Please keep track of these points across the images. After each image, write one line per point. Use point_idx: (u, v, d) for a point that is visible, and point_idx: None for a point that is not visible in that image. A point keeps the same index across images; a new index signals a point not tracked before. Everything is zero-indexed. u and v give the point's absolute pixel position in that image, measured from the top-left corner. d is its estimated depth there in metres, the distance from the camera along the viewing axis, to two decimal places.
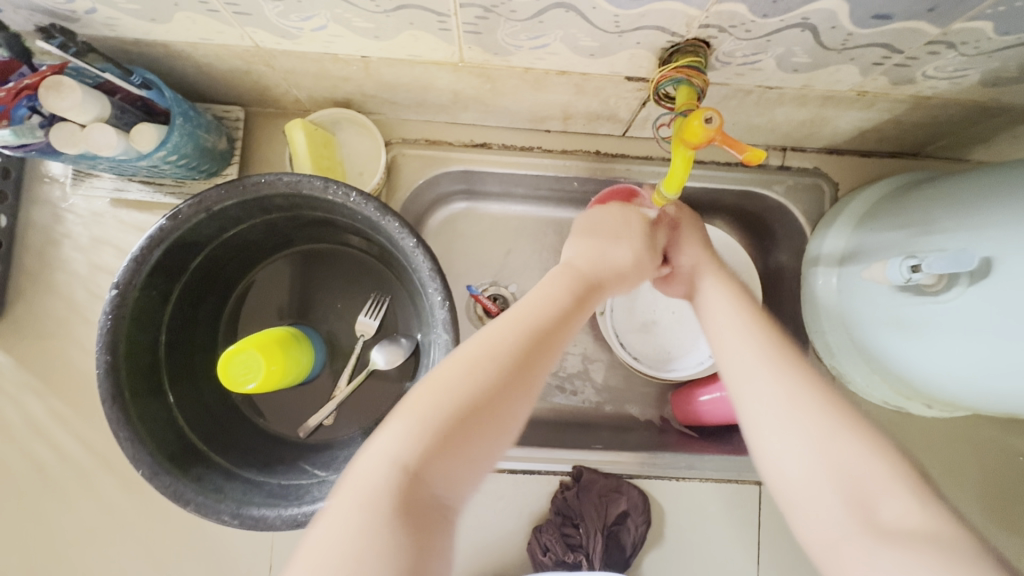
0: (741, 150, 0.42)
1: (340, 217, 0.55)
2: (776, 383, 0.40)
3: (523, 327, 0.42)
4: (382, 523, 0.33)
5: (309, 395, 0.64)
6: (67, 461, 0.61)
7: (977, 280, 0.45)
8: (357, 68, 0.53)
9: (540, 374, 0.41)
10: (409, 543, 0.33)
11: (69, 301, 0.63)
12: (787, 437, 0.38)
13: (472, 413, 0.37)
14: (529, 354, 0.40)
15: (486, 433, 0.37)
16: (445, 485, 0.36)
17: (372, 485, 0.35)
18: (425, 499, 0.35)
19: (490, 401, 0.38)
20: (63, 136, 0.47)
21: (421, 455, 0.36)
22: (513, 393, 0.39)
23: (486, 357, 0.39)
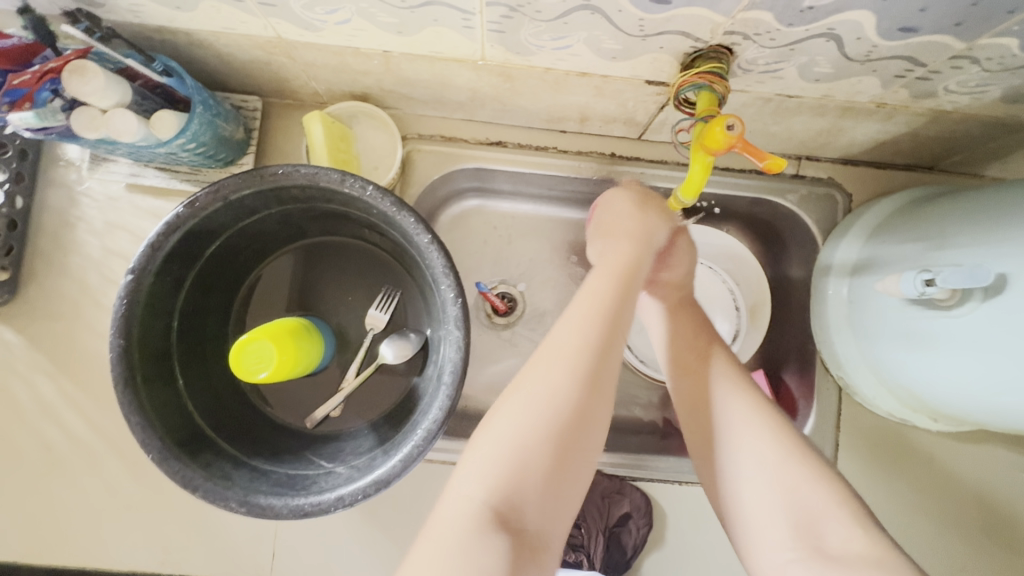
0: (762, 158, 0.42)
1: (355, 211, 0.56)
2: (735, 413, 0.46)
3: (592, 332, 0.43)
4: (471, 548, 0.35)
5: (316, 387, 0.64)
6: (75, 442, 0.62)
7: (991, 297, 0.45)
8: (378, 63, 0.53)
9: (608, 388, 0.42)
10: (510, 563, 0.35)
11: (82, 284, 0.63)
12: (745, 462, 0.44)
13: (553, 448, 0.39)
14: (596, 374, 0.42)
15: (568, 465, 0.39)
16: (535, 515, 0.38)
17: (461, 520, 0.36)
18: (517, 524, 0.37)
19: (571, 432, 0.40)
20: (84, 121, 0.47)
21: (507, 491, 0.37)
22: (589, 421, 0.40)
23: (559, 379, 0.40)
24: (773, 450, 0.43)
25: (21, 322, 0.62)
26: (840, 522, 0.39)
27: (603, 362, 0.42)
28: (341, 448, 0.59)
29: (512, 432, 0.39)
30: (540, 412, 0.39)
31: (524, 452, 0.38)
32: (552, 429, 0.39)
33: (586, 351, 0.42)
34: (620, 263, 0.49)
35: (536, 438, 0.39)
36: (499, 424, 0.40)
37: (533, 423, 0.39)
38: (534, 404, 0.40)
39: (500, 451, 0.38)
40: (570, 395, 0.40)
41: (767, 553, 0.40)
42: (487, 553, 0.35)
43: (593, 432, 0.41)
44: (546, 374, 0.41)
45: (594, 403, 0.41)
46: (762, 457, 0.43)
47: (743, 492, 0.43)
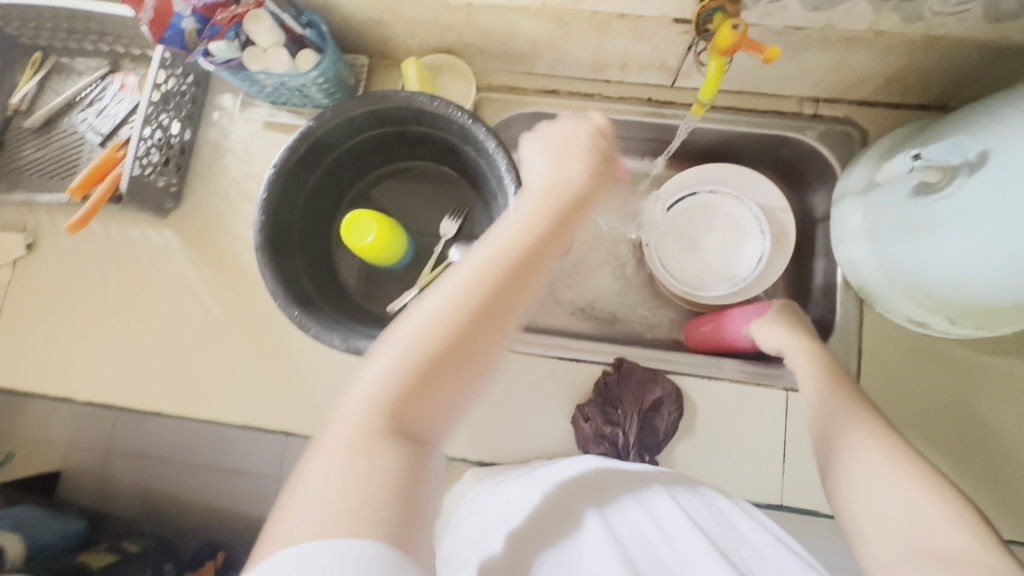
0: (763, 49, 0.52)
1: (438, 132, 0.71)
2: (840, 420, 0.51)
3: (499, 258, 0.41)
4: (365, 454, 0.34)
5: (395, 284, 0.77)
6: (211, 319, 0.78)
7: (976, 170, 0.53)
8: (461, 16, 0.69)
9: (512, 312, 0.40)
10: (407, 465, 0.35)
11: (225, 199, 0.81)
12: (870, 469, 0.46)
13: (449, 350, 0.38)
14: (500, 295, 0.40)
15: (460, 368, 0.38)
16: (430, 423, 0.37)
17: (346, 436, 0.35)
18: (408, 431, 0.36)
19: (465, 336, 0.38)
20: (252, 56, 0.66)
21: (406, 402, 0.37)
22: (485, 334, 0.39)
23: (463, 301, 0.39)
24: (883, 470, 0.45)
25: (179, 226, 0.80)
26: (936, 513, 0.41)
27: (513, 282, 0.40)
28: None
29: (397, 358, 0.37)
30: (434, 338, 0.38)
31: (419, 354, 0.38)
32: (451, 339, 0.38)
33: (499, 267, 0.41)
34: (561, 187, 0.47)
35: (433, 345, 0.38)
36: (404, 330, 0.39)
37: (417, 337, 0.38)
38: (423, 336, 0.38)
39: (390, 358, 0.38)
40: (461, 312, 0.39)
41: (863, 531, 0.44)
42: (378, 465, 0.34)
43: (494, 334, 0.39)
44: (457, 284, 0.40)
45: (492, 325, 0.39)
46: (882, 463, 0.46)
47: (851, 498, 0.46)
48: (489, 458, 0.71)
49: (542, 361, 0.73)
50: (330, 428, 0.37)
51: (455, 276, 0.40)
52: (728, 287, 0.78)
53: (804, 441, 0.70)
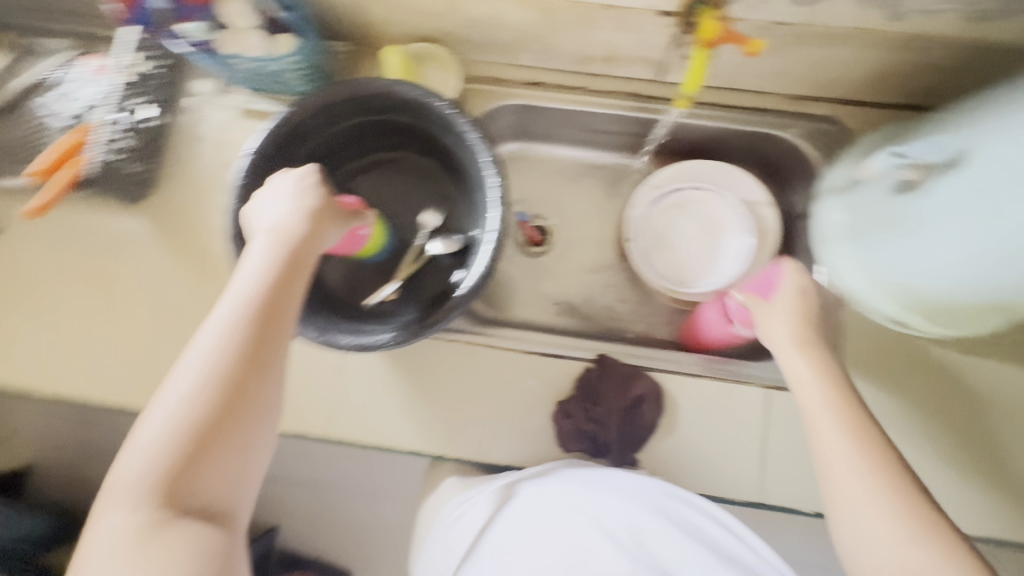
0: (745, 41, 0.59)
1: (420, 122, 0.69)
2: (830, 416, 0.52)
3: (238, 322, 0.45)
4: (157, 535, 0.38)
5: (375, 276, 0.75)
6: (182, 311, 0.75)
7: (959, 170, 0.54)
8: (444, 3, 0.67)
9: (267, 377, 0.45)
10: (205, 539, 0.39)
11: (199, 188, 0.78)
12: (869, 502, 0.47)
13: (215, 419, 0.42)
14: (252, 362, 0.44)
15: (222, 436, 0.42)
16: (223, 490, 0.41)
17: (137, 511, 0.38)
18: (198, 505, 0.40)
19: (225, 405, 0.42)
20: (231, 39, 0.64)
21: (179, 469, 0.40)
22: (247, 402, 0.43)
23: (211, 372, 0.43)
24: (865, 480, 0.48)
25: (150, 215, 0.77)
26: (908, 511, 0.46)
27: (254, 351, 0.44)
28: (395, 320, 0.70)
29: (169, 429, 0.41)
30: (193, 408, 0.42)
31: (189, 426, 0.41)
32: (211, 411, 0.42)
33: (237, 336, 0.44)
34: (286, 233, 0.50)
35: (191, 416, 0.41)
36: (165, 400, 0.42)
37: (189, 410, 0.42)
38: (185, 406, 0.42)
39: (165, 430, 0.41)
40: (222, 372, 0.43)
41: (842, 524, 0.48)
42: (173, 538, 0.38)
43: (257, 397, 0.44)
44: (204, 353, 0.44)
45: (248, 388, 0.43)
46: (879, 496, 0.47)
47: (832, 498, 0.49)
48: (469, 456, 0.70)
49: (524, 357, 0.72)
50: (104, 503, 0.40)
51: (208, 346, 0.44)
52: (709, 285, 0.77)
53: (786, 439, 0.70)
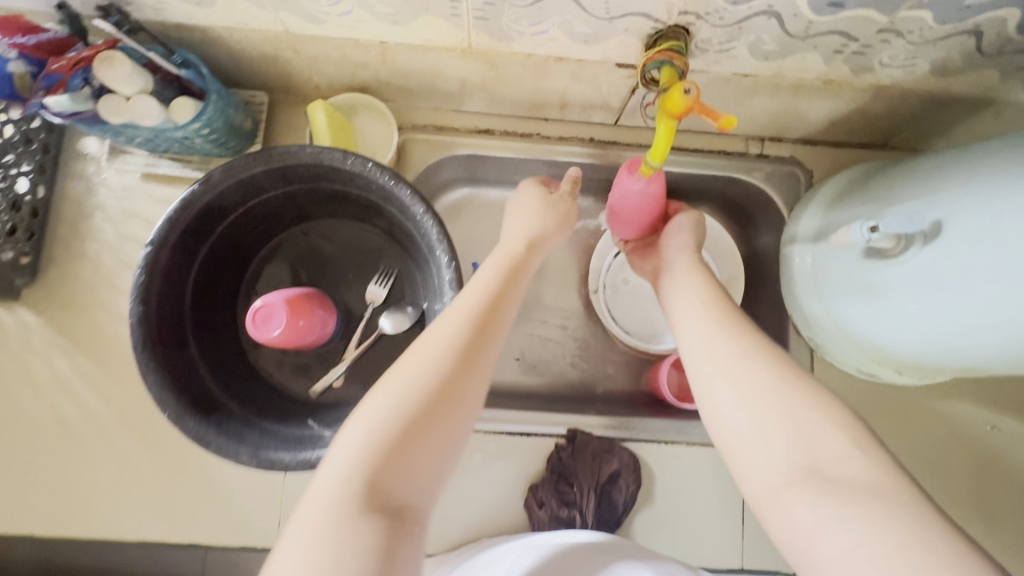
0: (716, 117, 0.46)
1: (356, 190, 0.61)
2: (724, 356, 0.47)
3: (469, 317, 0.46)
4: (346, 528, 0.34)
5: (319, 358, 0.67)
6: (88, 416, 0.64)
7: (930, 241, 0.51)
8: (375, 55, 0.59)
9: (482, 374, 0.44)
10: (384, 545, 0.34)
11: (97, 268, 0.67)
12: (757, 410, 0.43)
13: (421, 407, 0.40)
14: (468, 356, 0.44)
15: (421, 431, 0.40)
16: (415, 488, 0.38)
17: (339, 498, 0.36)
18: (387, 504, 0.36)
19: (438, 397, 0.41)
20: (111, 107, 0.53)
21: (384, 458, 0.38)
22: (455, 398, 0.42)
23: (435, 359, 0.43)
24: (763, 385, 0.44)
25: (39, 304, 0.66)
26: (836, 442, 0.39)
27: (476, 346, 0.44)
28: (342, 415, 0.62)
29: (375, 419, 0.39)
30: (401, 394, 0.41)
31: (397, 412, 0.40)
32: (416, 398, 0.40)
33: (469, 330, 0.45)
34: (507, 257, 0.54)
35: (397, 399, 0.40)
36: (386, 386, 0.42)
37: (397, 395, 0.41)
38: (393, 393, 0.41)
39: (375, 412, 0.40)
40: (439, 364, 0.42)
41: (762, 481, 0.40)
42: (361, 535, 0.34)
43: (463, 392, 0.42)
44: (428, 339, 0.44)
45: (454, 385, 0.42)
46: (766, 401, 0.43)
47: (745, 456, 0.42)
48: (437, 552, 0.64)
49: (491, 437, 0.67)
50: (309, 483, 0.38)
51: (442, 339, 0.44)
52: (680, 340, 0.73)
53: None
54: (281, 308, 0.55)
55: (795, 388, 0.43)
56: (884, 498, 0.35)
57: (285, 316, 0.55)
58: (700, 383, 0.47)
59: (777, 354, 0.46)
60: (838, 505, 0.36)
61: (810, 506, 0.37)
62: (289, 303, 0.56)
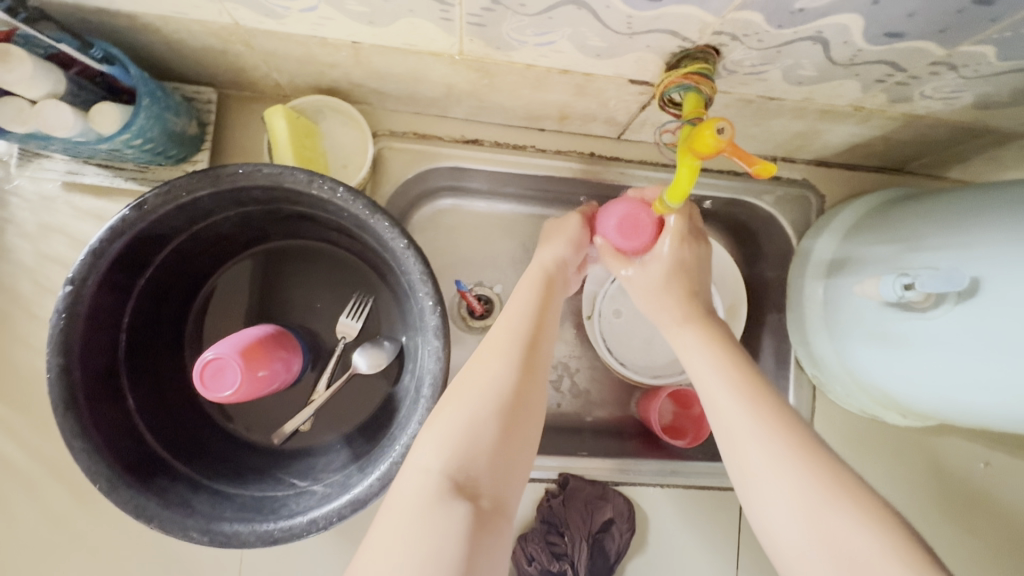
0: (752, 162, 0.41)
1: (324, 213, 0.51)
2: (742, 419, 0.40)
3: (522, 326, 0.47)
4: (436, 512, 0.36)
5: (286, 398, 0.59)
6: (11, 467, 0.57)
7: (964, 300, 0.46)
8: (346, 55, 0.50)
9: (543, 377, 0.46)
10: (471, 526, 0.37)
11: (14, 294, 0.57)
12: (782, 501, 0.36)
13: (497, 410, 0.42)
14: (531, 360, 0.46)
15: (507, 430, 0.41)
16: (496, 484, 0.40)
17: (427, 487, 0.38)
18: (472, 494, 0.38)
19: (514, 405, 0.43)
20: (10, 112, 0.42)
21: (463, 455, 0.39)
22: (525, 402, 0.43)
23: (496, 363, 0.44)
24: (796, 474, 0.37)
25: None
26: (885, 562, 0.32)
27: (536, 350, 0.46)
28: (312, 465, 0.55)
29: (454, 418, 0.41)
30: (478, 401, 0.42)
31: (472, 412, 0.41)
32: (492, 403, 0.42)
33: (525, 337, 0.47)
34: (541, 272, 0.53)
35: (471, 398, 0.42)
36: (456, 392, 0.42)
37: (473, 394, 0.42)
38: (470, 398, 0.42)
39: (450, 414, 0.41)
40: (509, 371, 0.44)
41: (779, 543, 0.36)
42: (449, 520, 0.36)
43: (532, 397, 0.44)
44: (487, 353, 0.45)
45: (523, 389, 0.44)
46: (795, 492, 0.36)
47: (767, 513, 0.37)
48: None
49: None
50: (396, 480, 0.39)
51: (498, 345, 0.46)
52: (679, 374, 0.68)
53: (758, 541, 0.66)
54: (231, 364, 0.46)
55: (828, 476, 0.36)
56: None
57: (239, 372, 0.46)
58: (722, 439, 0.41)
59: (805, 439, 0.39)
60: None
61: None
62: (241, 357, 0.47)
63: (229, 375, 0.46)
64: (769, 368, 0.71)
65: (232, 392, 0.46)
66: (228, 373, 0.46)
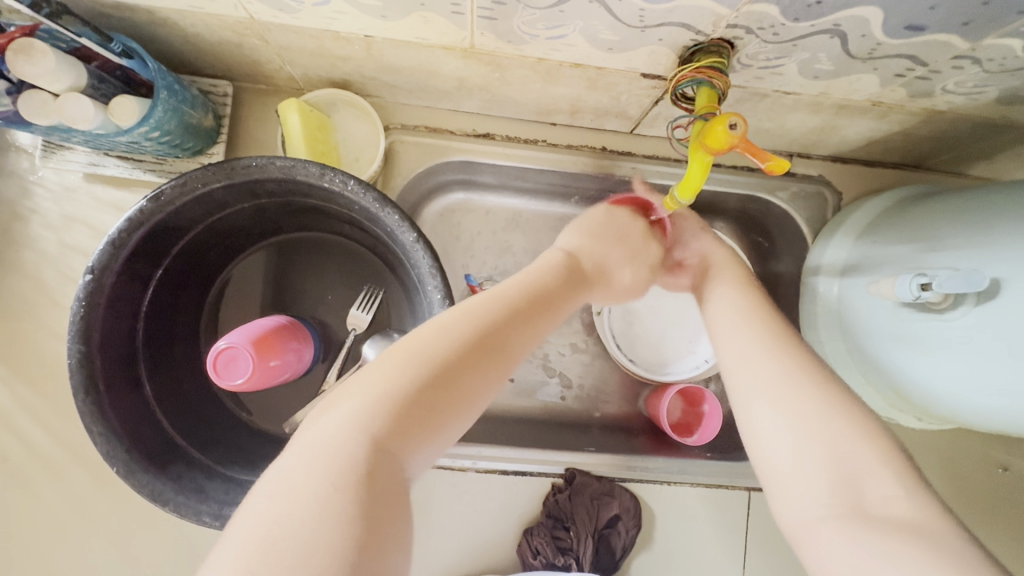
0: (764, 159, 0.40)
1: (335, 206, 0.52)
2: (768, 381, 0.41)
3: (506, 299, 0.41)
4: (325, 504, 0.29)
5: (298, 388, 0.60)
6: (34, 449, 0.58)
7: (984, 301, 0.45)
8: (359, 48, 0.50)
9: (511, 358, 0.39)
10: (360, 534, 0.29)
11: (38, 282, 0.59)
12: (780, 419, 0.39)
13: (427, 380, 0.35)
14: (500, 336, 0.39)
15: (436, 401, 0.35)
16: (406, 469, 0.33)
17: (332, 461, 0.31)
18: (392, 476, 0.32)
19: (447, 377, 0.36)
20: (33, 105, 0.44)
21: (388, 428, 0.33)
22: (466, 370, 0.36)
23: (458, 328, 0.38)
24: (808, 401, 0.39)
25: None
26: (883, 481, 0.34)
27: (508, 324, 0.40)
28: None
29: (384, 384, 0.34)
30: (416, 365, 0.35)
31: (403, 385, 0.34)
32: (425, 369, 0.35)
33: (502, 307, 0.40)
34: (576, 258, 0.49)
35: (403, 365, 0.35)
36: (393, 356, 0.36)
37: (413, 360, 0.35)
38: (406, 362, 0.35)
39: (375, 384, 0.34)
40: (460, 342, 0.37)
41: (802, 517, 0.36)
42: (339, 517, 0.29)
43: (483, 377, 0.37)
44: (450, 317, 0.38)
45: (468, 368, 0.37)
46: (802, 416, 0.38)
47: (769, 441, 0.39)
48: None
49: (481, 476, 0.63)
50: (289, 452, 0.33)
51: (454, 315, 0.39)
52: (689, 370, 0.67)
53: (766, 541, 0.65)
54: (243, 353, 0.47)
55: (827, 394, 0.39)
56: (937, 547, 0.30)
57: (252, 361, 0.47)
58: (738, 395, 0.43)
59: (819, 372, 0.41)
60: (886, 540, 0.31)
61: (849, 539, 0.32)
62: (253, 346, 0.48)
63: (242, 364, 0.47)
64: None
65: (246, 381, 0.47)
66: (242, 363, 0.47)
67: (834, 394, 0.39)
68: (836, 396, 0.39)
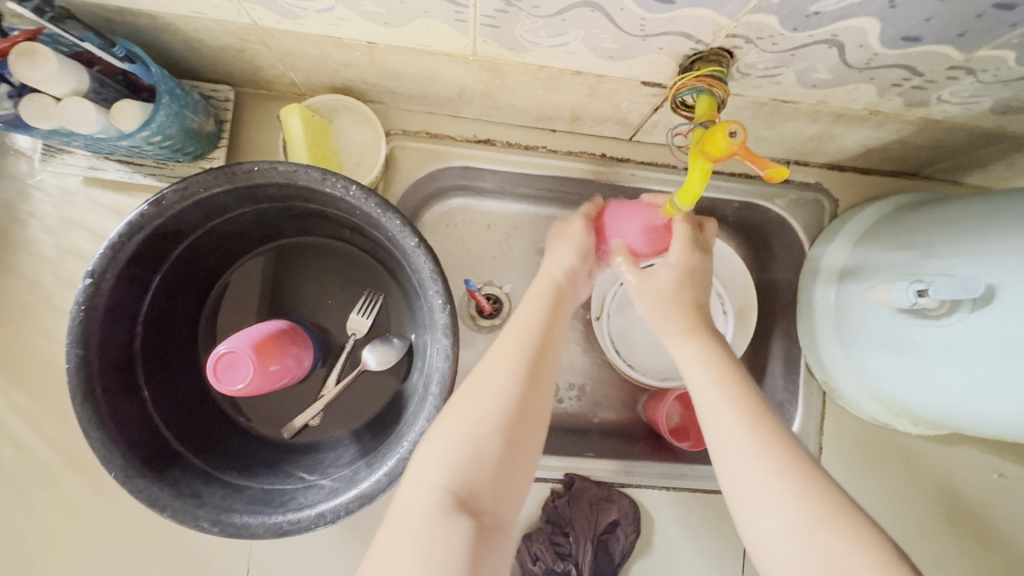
0: (764, 166, 0.41)
1: (336, 211, 0.52)
2: (744, 445, 0.40)
3: (530, 346, 0.47)
4: (440, 528, 0.38)
5: (296, 393, 0.60)
6: (29, 454, 0.58)
7: (979, 308, 0.45)
8: (361, 55, 0.50)
9: (546, 391, 0.46)
10: (472, 541, 0.38)
11: (36, 286, 0.59)
12: (771, 526, 0.37)
13: (500, 428, 0.42)
14: (536, 375, 0.46)
15: (512, 446, 0.43)
16: (495, 498, 0.41)
17: (426, 503, 0.39)
18: (476, 507, 0.40)
19: (516, 419, 0.43)
20: (35, 109, 0.44)
21: (466, 469, 0.40)
22: (529, 414, 0.44)
23: (503, 377, 0.45)
24: (789, 511, 0.37)
25: None
26: None
27: (540, 364, 0.46)
28: (322, 460, 0.56)
29: (459, 436, 0.41)
30: (481, 413, 0.42)
31: (473, 435, 0.42)
32: (499, 419, 0.43)
33: (530, 348, 0.47)
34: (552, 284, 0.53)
35: (477, 411, 0.42)
36: (457, 410, 0.43)
37: (484, 413, 0.43)
38: (471, 412, 0.42)
39: (453, 434, 0.41)
40: (516, 394, 0.44)
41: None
42: (454, 533, 0.38)
43: (537, 409, 0.45)
44: (492, 361, 0.46)
45: (529, 406, 0.44)
46: (790, 522, 0.36)
47: (766, 552, 0.37)
48: None
49: None
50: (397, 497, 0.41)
51: (496, 361, 0.46)
52: None
53: None
54: (241, 359, 0.47)
55: (809, 501, 0.37)
56: None
57: (250, 367, 0.47)
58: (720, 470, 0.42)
59: (806, 470, 0.39)
60: None
61: None
62: (252, 352, 0.48)
63: (241, 369, 0.47)
64: (780, 373, 0.71)
65: (245, 387, 0.47)
66: (240, 369, 0.47)
67: (816, 499, 0.37)
68: (822, 502, 0.37)
